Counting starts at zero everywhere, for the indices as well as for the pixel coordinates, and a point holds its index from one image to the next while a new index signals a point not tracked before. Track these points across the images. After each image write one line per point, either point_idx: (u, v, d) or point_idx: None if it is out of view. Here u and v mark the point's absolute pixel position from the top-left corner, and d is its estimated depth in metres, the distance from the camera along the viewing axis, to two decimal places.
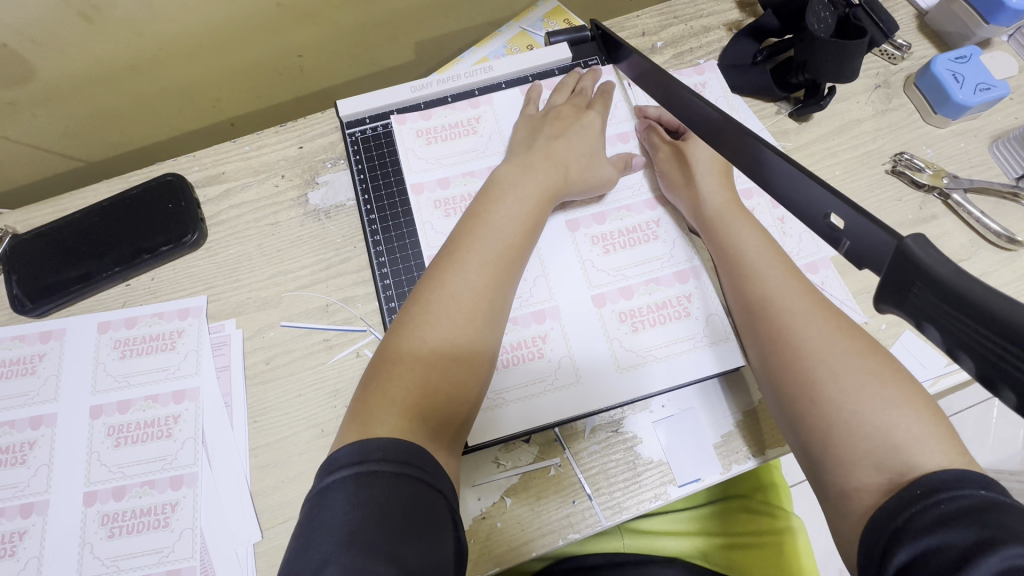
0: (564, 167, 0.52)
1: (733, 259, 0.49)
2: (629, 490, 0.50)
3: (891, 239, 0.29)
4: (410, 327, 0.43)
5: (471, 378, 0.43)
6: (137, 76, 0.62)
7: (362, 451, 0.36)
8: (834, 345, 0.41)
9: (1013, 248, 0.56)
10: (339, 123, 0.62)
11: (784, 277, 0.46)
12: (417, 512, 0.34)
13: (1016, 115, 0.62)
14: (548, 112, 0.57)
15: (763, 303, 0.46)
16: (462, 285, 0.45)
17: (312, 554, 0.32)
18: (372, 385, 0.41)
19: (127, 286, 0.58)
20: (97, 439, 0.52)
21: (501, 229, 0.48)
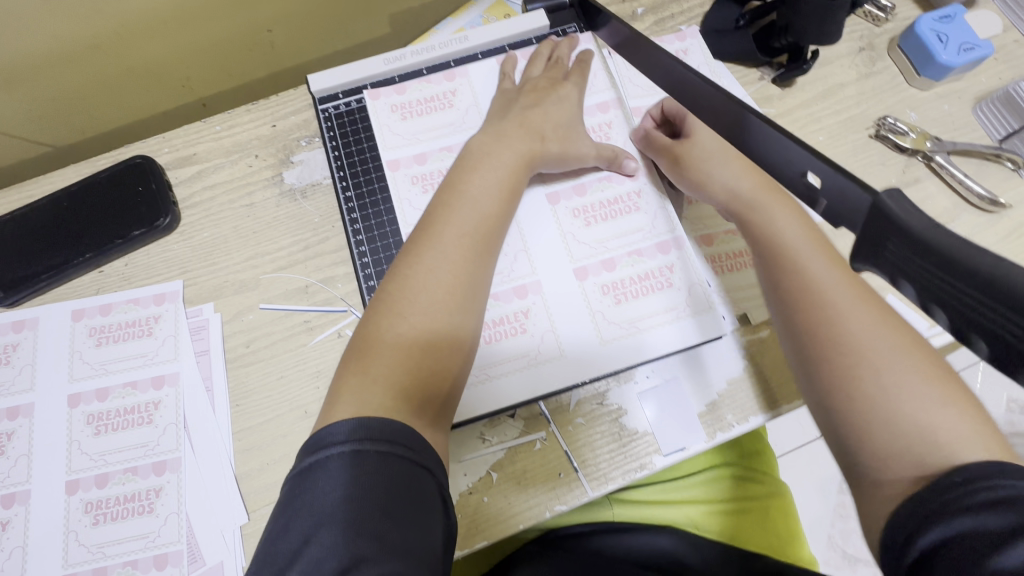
0: (541, 138, 0.51)
1: (771, 251, 0.47)
2: (616, 460, 0.50)
3: (868, 196, 0.28)
4: (390, 303, 0.43)
5: (454, 355, 0.43)
6: (100, 55, 0.60)
7: (358, 428, 0.36)
8: (879, 339, 0.40)
9: (995, 210, 0.56)
10: (311, 99, 0.60)
11: (829, 269, 0.44)
12: (400, 492, 0.35)
13: (1000, 75, 0.61)
14: (525, 83, 0.55)
15: (804, 291, 0.44)
16: (442, 261, 0.44)
17: (297, 530, 0.33)
18: (355, 363, 0.41)
19: (100, 272, 0.56)
20: (76, 428, 0.51)
21: (483, 204, 0.47)
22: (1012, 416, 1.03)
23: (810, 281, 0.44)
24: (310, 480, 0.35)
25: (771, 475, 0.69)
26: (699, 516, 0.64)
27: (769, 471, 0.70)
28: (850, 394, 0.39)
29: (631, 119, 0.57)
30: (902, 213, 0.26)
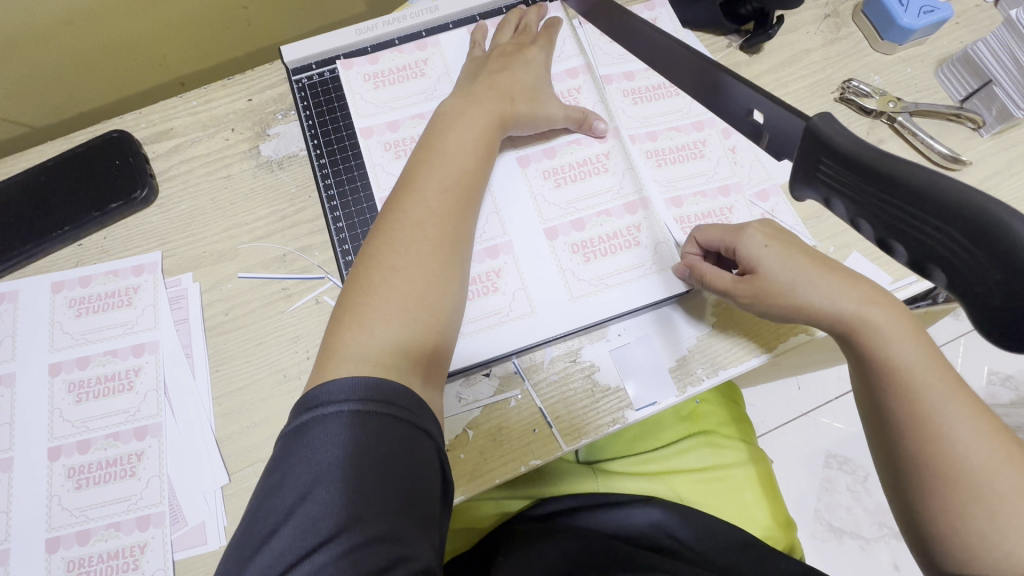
0: (510, 99, 0.52)
1: (888, 379, 0.41)
2: (590, 414, 0.51)
3: (801, 122, 0.36)
4: (376, 259, 0.43)
5: (440, 304, 0.43)
6: (75, 33, 0.60)
7: (360, 388, 0.36)
8: (999, 479, 0.37)
9: (957, 167, 0.57)
10: (285, 70, 0.61)
11: (951, 399, 0.39)
12: (398, 454, 0.35)
13: (961, 40, 0.62)
14: (494, 51, 0.57)
15: (916, 421, 0.39)
16: (428, 218, 0.45)
17: (291, 485, 0.34)
18: (344, 319, 0.41)
19: (78, 246, 0.57)
20: (58, 396, 0.52)
21: (466, 169, 0.48)
22: (993, 389, 1.05)
23: (936, 416, 0.38)
24: (304, 438, 0.35)
25: (752, 440, 0.69)
26: (681, 486, 0.63)
27: (751, 436, 0.70)
28: (960, 530, 0.37)
29: (601, 85, 0.59)
30: (834, 137, 0.33)
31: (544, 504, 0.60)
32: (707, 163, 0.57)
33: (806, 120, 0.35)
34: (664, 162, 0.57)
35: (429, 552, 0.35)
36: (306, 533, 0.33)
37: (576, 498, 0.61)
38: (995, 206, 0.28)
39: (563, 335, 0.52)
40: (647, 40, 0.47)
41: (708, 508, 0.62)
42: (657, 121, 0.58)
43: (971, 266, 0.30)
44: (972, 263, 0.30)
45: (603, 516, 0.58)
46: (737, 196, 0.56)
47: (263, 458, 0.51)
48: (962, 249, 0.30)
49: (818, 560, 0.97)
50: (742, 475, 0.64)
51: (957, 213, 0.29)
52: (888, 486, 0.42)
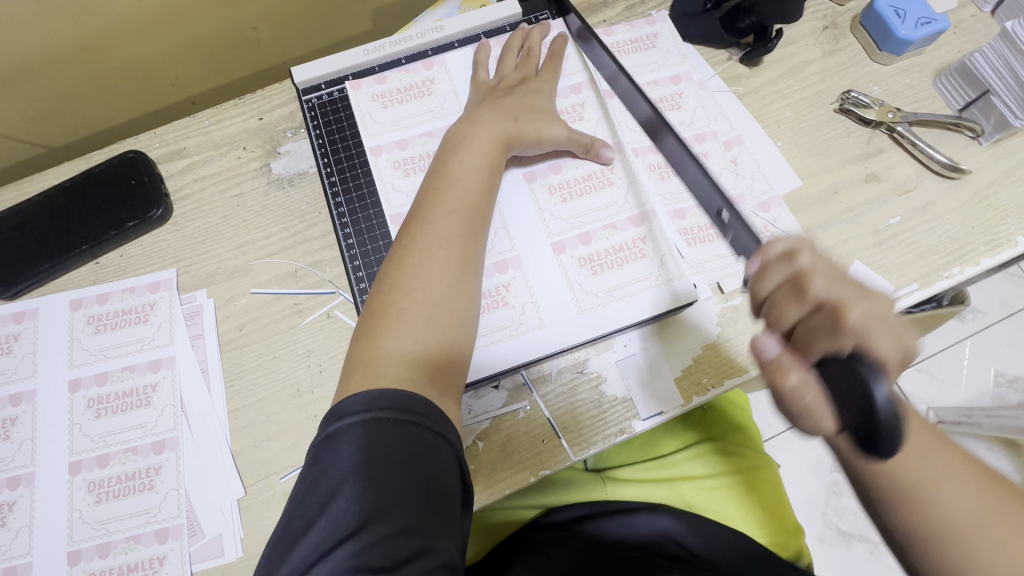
0: (513, 120, 0.54)
1: (930, 526, 0.39)
2: (597, 425, 0.52)
3: (753, 242, 0.43)
4: (392, 280, 0.45)
5: (454, 320, 0.45)
6: (91, 56, 0.62)
7: (375, 399, 0.37)
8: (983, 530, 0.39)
9: (957, 175, 0.58)
10: (295, 90, 0.63)
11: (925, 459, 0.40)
12: (418, 457, 0.36)
13: (959, 50, 0.63)
14: (501, 79, 0.59)
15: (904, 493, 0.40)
16: (435, 235, 0.47)
17: (318, 489, 0.36)
18: (364, 340, 0.43)
19: (95, 264, 0.58)
20: (77, 412, 0.53)
21: (473, 184, 0.50)
22: (1000, 390, 1.05)
23: (973, 554, 0.38)
24: (328, 444, 0.37)
25: (759, 448, 0.69)
26: (689, 492, 0.63)
27: (758, 444, 0.70)
28: None
29: (604, 102, 0.60)
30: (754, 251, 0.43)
31: (549, 515, 0.60)
32: (709, 175, 0.58)
33: (756, 239, 0.43)
34: (668, 176, 0.58)
35: (451, 548, 0.36)
36: (338, 528, 0.34)
37: (583, 507, 0.61)
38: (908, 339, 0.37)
39: (573, 346, 0.53)
40: (642, 109, 0.53)
41: (714, 516, 0.62)
42: None
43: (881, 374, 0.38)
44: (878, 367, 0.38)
45: (610, 524, 0.58)
46: (740, 208, 0.57)
47: (277, 471, 0.52)
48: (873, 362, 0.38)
49: (828, 565, 0.97)
50: (749, 482, 0.65)
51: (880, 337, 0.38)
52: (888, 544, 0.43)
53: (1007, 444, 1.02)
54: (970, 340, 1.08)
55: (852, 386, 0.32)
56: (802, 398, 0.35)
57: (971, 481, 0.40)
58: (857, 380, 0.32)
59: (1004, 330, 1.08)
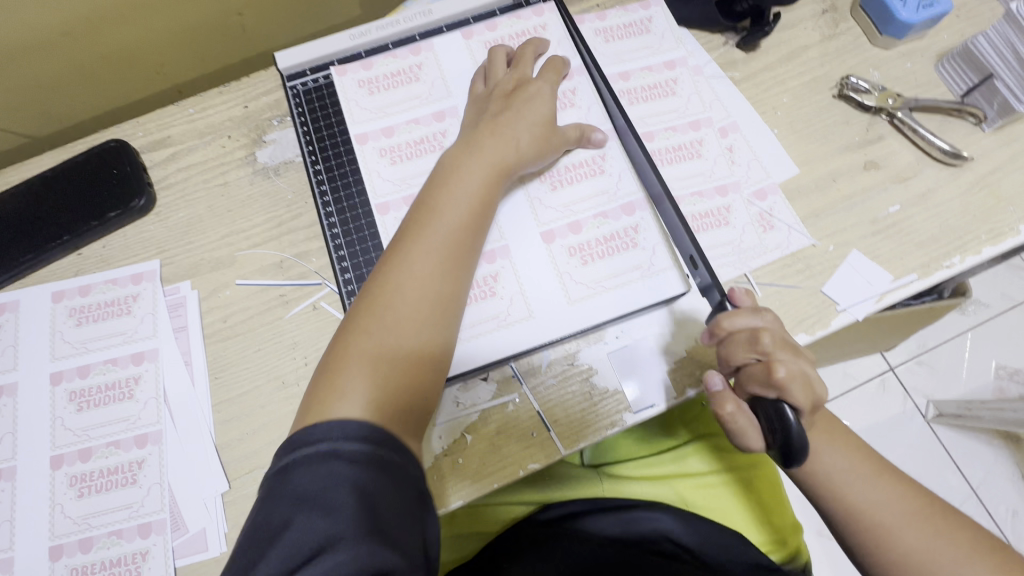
0: (511, 142, 0.51)
1: (861, 523, 0.46)
2: (587, 418, 0.51)
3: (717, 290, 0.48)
4: (364, 314, 0.44)
5: (426, 361, 0.44)
6: (73, 43, 0.61)
7: (360, 433, 0.38)
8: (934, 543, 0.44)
9: (958, 162, 0.57)
10: (280, 77, 0.61)
11: (870, 486, 0.47)
12: (376, 487, 0.36)
13: (961, 33, 0.62)
14: (497, 84, 0.55)
15: (863, 520, 0.46)
16: (413, 274, 0.45)
17: (284, 499, 0.35)
18: (333, 372, 0.42)
19: (78, 255, 0.57)
20: (59, 405, 0.52)
21: (461, 219, 0.48)
22: (1001, 383, 1.04)
23: (897, 548, 0.45)
24: (302, 463, 0.37)
25: None
26: (685, 490, 0.62)
27: None
28: None
29: (597, 87, 0.58)
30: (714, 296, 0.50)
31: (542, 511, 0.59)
32: (704, 163, 0.57)
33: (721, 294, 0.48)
34: (661, 163, 0.57)
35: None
36: (289, 558, 0.33)
37: (577, 503, 0.60)
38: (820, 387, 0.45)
39: (563, 337, 0.52)
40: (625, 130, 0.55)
41: (709, 513, 0.61)
42: (654, 122, 0.58)
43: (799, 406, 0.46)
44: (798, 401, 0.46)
45: (604, 520, 0.57)
46: (735, 196, 0.56)
47: (263, 465, 0.51)
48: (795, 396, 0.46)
49: (825, 560, 0.97)
50: (744, 478, 0.64)
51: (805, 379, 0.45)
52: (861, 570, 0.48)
53: (1007, 438, 1.01)
54: (971, 333, 1.06)
55: (775, 416, 0.42)
56: (737, 420, 0.47)
57: (891, 485, 0.47)
58: (777, 418, 0.42)
59: (1005, 322, 1.07)
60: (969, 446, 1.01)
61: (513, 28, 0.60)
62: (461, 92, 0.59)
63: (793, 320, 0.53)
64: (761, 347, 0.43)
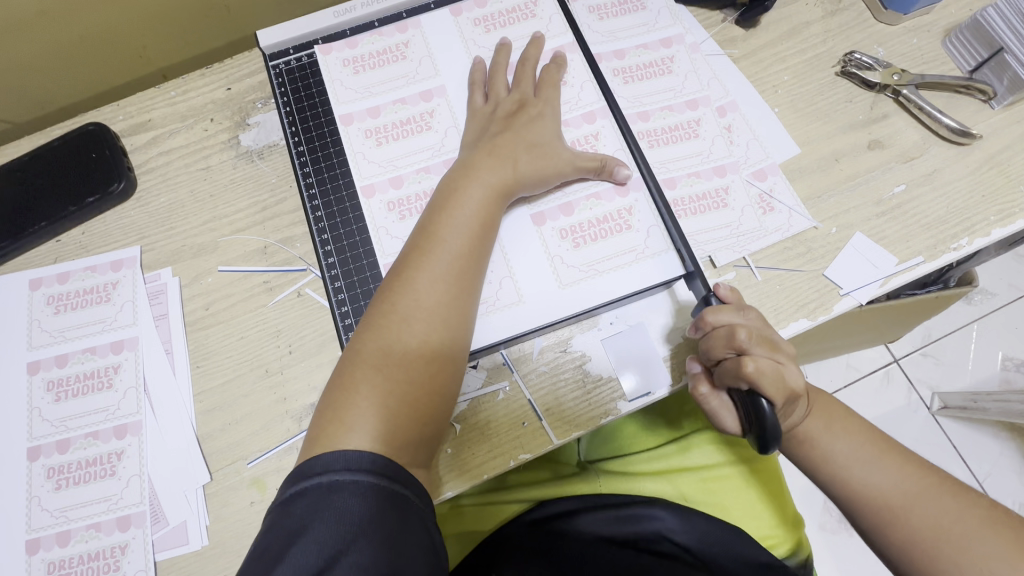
0: (512, 163, 0.49)
1: (865, 503, 0.45)
2: (581, 407, 0.50)
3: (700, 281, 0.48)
4: (365, 352, 0.43)
5: (432, 393, 0.43)
6: (50, 24, 0.59)
7: (367, 462, 0.38)
8: (946, 523, 0.42)
9: (967, 141, 0.54)
10: (263, 57, 0.59)
11: (874, 466, 0.45)
12: (379, 519, 0.36)
13: (969, 8, 0.59)
14: (497, 104, 0.54)
15: (868, 501, 0.44)
16: (415, 310, 0.44)
17: (283, 529, 0.36)
18: (334, 409, 0.41)
19: (56, 242, 0.56)
20: (37, 395, 0.51)
21: (462, 242, 0.46)
22: (1008, 374, 1.01)
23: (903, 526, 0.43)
24: (301, 495, 0.37)
25: None
26: (686, 485, 0.60)
27: None
28: None
29: (590, 64, 0.56)
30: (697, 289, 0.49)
31: (538, 509, 0.58)
32: (701, 143, 0.55)
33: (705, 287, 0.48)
34: (657, 144, 0.55)
35: None
36: None
37: (573, 500, 0.58)
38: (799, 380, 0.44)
39: (554, 323, 0.50)
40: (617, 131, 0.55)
41: (711, 508, 0.59)
42: (649, 101, 0.56)
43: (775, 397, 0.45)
44: None
45: (603, 518, 0.56)
46: (734, 176, 0.54)
47: (246, 456, 0.50)
48: None
49: (827, 554, 0.95)
50: (745, 470, 0.62)
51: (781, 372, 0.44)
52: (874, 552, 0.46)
53: (1014, 429, 0.99)
54: (977, 323, 1.04)
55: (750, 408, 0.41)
56: (711, 402, 0.47)
57: (896, 465, 0.45)
58: (751, 407, 0.41)
59: (1011, 311, 1.04)
60: (976, 439, 0.99)
61: (503, 5, 0.58)
62: (449, 71, 0.57)
63: (794, 305, 0.51)
64: (737, 343, 0.42)
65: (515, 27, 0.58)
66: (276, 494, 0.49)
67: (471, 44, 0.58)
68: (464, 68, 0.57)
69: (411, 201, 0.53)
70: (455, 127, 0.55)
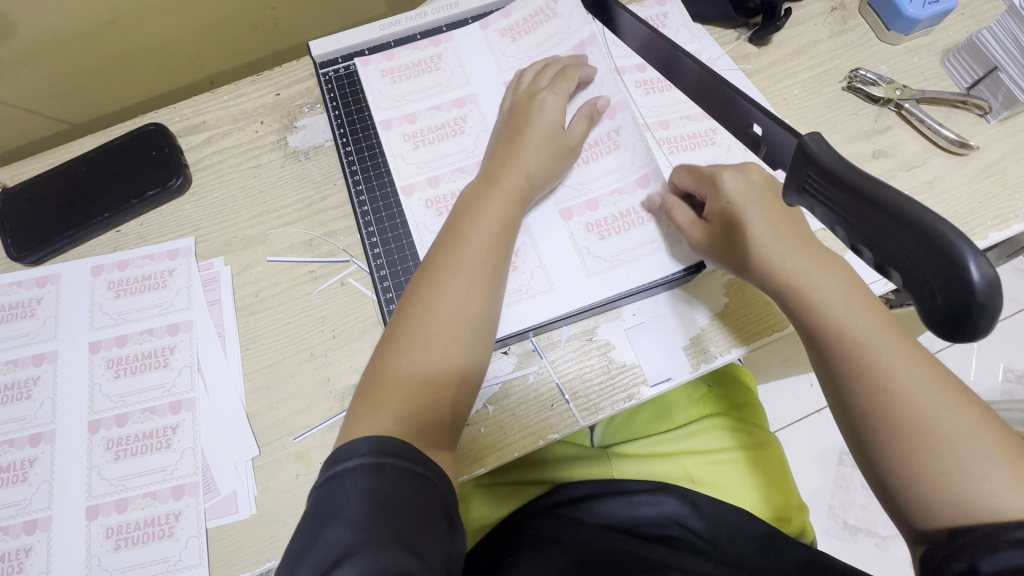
0: (524, 166, 0.53)
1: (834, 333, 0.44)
2: (605, 392, 0.53)
3: (794, 138, 0.36)
4: (394, 338, 0.45)
5: (456, 377, 0.45)
6: (115, 32, 0.64)
7: (379, 443, 0.38)
8: (907, 363, 0.41)
9: (965, 152, 0.59)
10: (313, 66, 0.65)
11: (844, 296, 0.44)
12: (406, 502, 0.36)
13: (966, 31, 0.64)
14: (513, 99, 0.58)
15: (838, 334, 0.43)
16: (443, 305, 0.46)
17: (321, 509, 0.36)
18: (366, 396, 0.43)
19: (117, 232, 0.60)
20: (97, 372, 0.55)
21: (485, 242, 0.49)
22: (1008, 386, 1.04)
23: (898, 399, 0.40)
24: (337, 477, 0.37)
25: (766, 425, 0.69)
26: (691, 466, 0.64)
27: (764, 421, 0.70)
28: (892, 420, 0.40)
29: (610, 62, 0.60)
30: (820, 153, 0.34)
31: (556, 492, 0.61)
32: (717, 150, 0.59)
33: (797, 136, 0.35)
34: (675, 149, 0.59)
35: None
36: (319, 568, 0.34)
37: (588, 484, 0.61)
38: (941, 225, 0.29)
39: (581, 311, 0.54)
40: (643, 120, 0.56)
41: (713, 487, 0.63)
42: (668, 111, 0.61)
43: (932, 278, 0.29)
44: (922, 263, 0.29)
45: (618, 503, 0.59)
46: None
47: (292, 432, 0.53)
48: (918, 256, 0.29)
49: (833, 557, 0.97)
50: (754, 457, 0.65)
51: (919, 229, 0.29)
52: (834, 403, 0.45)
53: None
54: None
55: (941, 269, 0.28)
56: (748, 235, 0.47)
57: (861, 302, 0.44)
58: (949, 267, 0.28)
59: (1013, 323, 1.07)
60: None
61: (526, 11, 0.63)
62: (480, 80, 0.62)
63: None
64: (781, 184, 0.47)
65: (540, 31, 0.62)
66: (321, 467, 0.52)
67: (499, 54, 0.62)
68: (495, 78, 0.61)
69: (449, 198, 0.58)
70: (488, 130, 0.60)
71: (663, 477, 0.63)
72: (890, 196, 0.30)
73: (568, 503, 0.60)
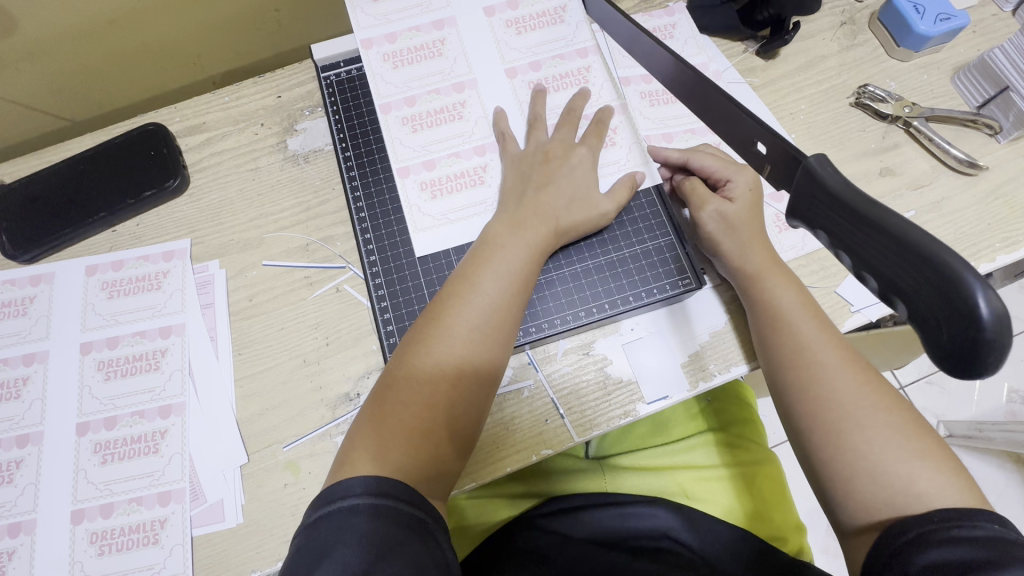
0: (553, 221, 0.52)
1: (793, 361, 0.46)
2: (601, 406, 0.52)
3: (798, 159, 0.35)
4: (400, 382, 0.44)
5: (460, 419, 0.45)
6: (117, 31, 0.63)
7: (380, 484, 0.38)
8: (862, 397, 0.43)
9: (975, 172, 0.58)
10: (315, 69, 0.64)
11: (817, 329, 0.47)
12: (395, 539, 0.36)
13: (977, 48, 0.63)
14: (537, 147, 0.56)
15: (803, 364, 0.45)
16: (449, 357, 0.45)
17: (311, 550, 0.36)
18: (364, 440, 0.42)
19: (112, 232, 0.59)
20: (87, 373, 0.54)
21: (499, 296, 0.48)
22: (1012, 407, 1.03)
23: (850, 419, 0.42)
24: (327, 518, 0.37)
25: (765, 443, 0.68)
26: (685, 482, 0.63)
27: (763, 438, 0.69)
28: (840, 443, 0.42)
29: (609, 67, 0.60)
30: (826, 176, 0.33)
31: (547, 505, 0.60)
32: None
33: (800, 158, 0.35)
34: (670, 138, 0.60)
35: None
36: None
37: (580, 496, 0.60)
38: (949, 256, 0.28)
39: (576, 325, 0.53)
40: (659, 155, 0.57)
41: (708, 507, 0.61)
42: (672, 124, 0.60)
43: (935, 310, 0.28)
44: (926, 295, 0.29)
45: (609, 517, 0.58)
46: None
47: (282, 440, 0.52)
48: (922, 287, 0.29)
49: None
50: (751, 476, 0.64)
51: (923, 258, 0.29)
52: (789, 430, 0.46)
53: (1019, 462, 1.00)
54: None
55: (947, 303, 0.28)
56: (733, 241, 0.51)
57: (831, 336, 0.47)
58: (956, 301, 0.27)
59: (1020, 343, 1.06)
60: (984, 467, 1.00)
61: (534, 9, 0.61)
62: (482, 70, 0.60)
63: None
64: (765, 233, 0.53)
65: (544, 31, 0.61)
66: (310, 477, 0.51)
67: (503, 45, 0.61)
68: (496, 70, 0.60)
69: (443, 182, 0.57)
70: (488, 117, 0.59)
71: (657, 492, 0.62)
72: (897, 223, 0.30)
73: (558, 516, 0.59)
